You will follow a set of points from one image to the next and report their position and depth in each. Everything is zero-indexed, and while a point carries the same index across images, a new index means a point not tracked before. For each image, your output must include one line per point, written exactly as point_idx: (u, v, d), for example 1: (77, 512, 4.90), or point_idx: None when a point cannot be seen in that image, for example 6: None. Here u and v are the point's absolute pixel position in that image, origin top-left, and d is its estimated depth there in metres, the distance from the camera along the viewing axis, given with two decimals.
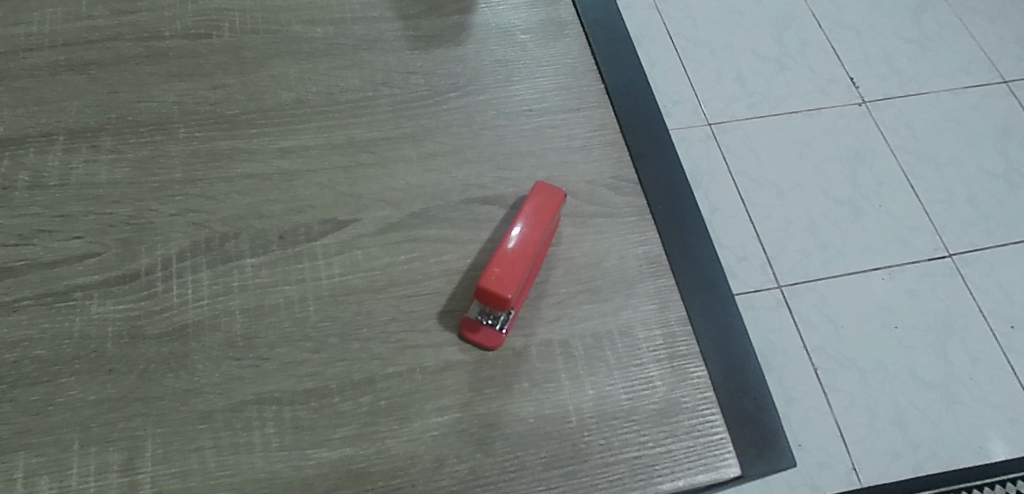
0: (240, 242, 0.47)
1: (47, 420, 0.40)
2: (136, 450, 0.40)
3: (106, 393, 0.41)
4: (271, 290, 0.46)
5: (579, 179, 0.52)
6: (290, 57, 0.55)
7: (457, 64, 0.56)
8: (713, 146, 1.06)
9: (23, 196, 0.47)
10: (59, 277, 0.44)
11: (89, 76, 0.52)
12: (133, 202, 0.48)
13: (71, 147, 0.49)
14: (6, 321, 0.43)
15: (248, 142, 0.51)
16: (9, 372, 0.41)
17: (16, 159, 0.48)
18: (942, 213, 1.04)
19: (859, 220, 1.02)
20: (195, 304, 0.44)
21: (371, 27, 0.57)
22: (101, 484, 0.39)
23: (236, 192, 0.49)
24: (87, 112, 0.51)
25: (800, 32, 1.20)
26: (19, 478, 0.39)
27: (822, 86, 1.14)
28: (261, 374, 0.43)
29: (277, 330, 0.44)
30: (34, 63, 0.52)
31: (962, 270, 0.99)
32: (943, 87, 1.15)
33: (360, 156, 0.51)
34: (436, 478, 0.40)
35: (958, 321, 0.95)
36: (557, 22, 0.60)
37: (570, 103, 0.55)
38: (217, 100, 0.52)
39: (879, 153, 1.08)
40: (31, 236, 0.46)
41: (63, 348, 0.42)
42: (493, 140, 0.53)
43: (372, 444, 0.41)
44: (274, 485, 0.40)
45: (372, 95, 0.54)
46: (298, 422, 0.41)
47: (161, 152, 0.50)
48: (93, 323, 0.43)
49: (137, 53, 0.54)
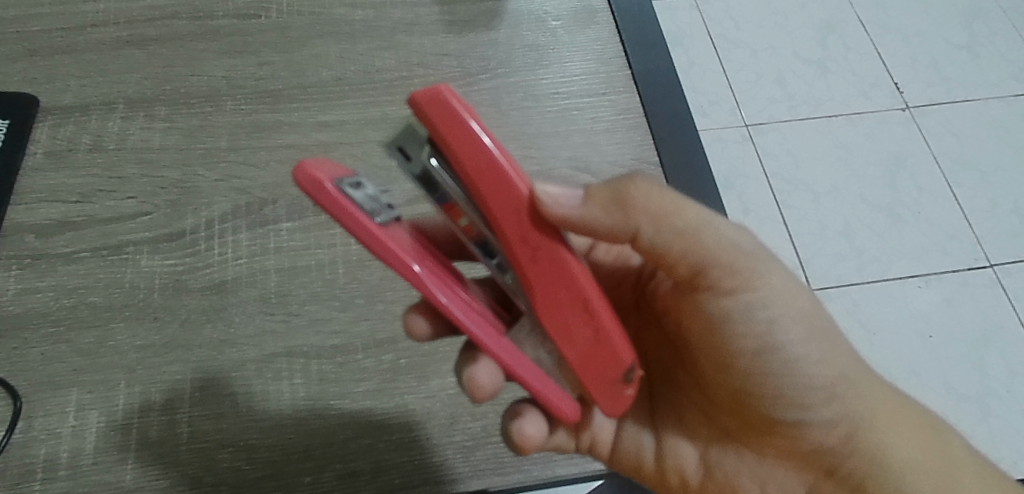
0: (277, 207, 0.50)
1: (98, 361, 0.43)
2: (176, 392, 0.43)
3: (152, 339, 0.44)
4: (304, 252, 0.48)
5: (601, 159, 0.53)
6: (332, 38, 0.58)
7: (489, 48, 0.58)
8: (749, 147, 1.04)
9: (85, 158, 0.51)
10: (114, 233, 0.48)
11: (147, 51, 0.56)
12: (183, 168, 0.51)
13: (129, 115, 0.53)
14: (66, 270, 0.46)
15: (290, 115, 0.54)
16: (67, 315, 0.45)
17: (80, 125, 0.53)
18: (984, 223, 1.01)
19: (897, 225, 0.99)
20: (235, 262, 0.48)
21: (409, 11, 0.60)
22: (144, 421, 0.42)
23: (276, 161, 0.52)
24: (145, 84, 0.55)
25: (844, 34, 1.16)
26: (71, 411, 0.42)
27: (863, 90, 1.11)
28: (292, 328, 0.46)
29: (309, 289, 0.47)
30: (99, 38, 0.57)
31: (1003, 281, 0.96)
32: (992, 94, 1.11)
33: (392, 132, 0.54)
34: (450, 433, 0.43)
35: (997, 333, 0.92)
36: (588, 10, 0.62)
37: (597, 88, 0.57)
38: (263, 76, 0.56)
39: (921, 159, 1.05)
40: (90, 195, 0.50)
41: (115, 297, 0.46)
42: (520, 121, 0.55)
43: (392, 398, 0.44)
44: (300, 431, 0.42)
45: (407, 76, 0.56)
46: (324, 375, 0.44)
47: (209, 123, 0.53)
48: (143, 275, 0.47)
49: (192, 31, 0.58)
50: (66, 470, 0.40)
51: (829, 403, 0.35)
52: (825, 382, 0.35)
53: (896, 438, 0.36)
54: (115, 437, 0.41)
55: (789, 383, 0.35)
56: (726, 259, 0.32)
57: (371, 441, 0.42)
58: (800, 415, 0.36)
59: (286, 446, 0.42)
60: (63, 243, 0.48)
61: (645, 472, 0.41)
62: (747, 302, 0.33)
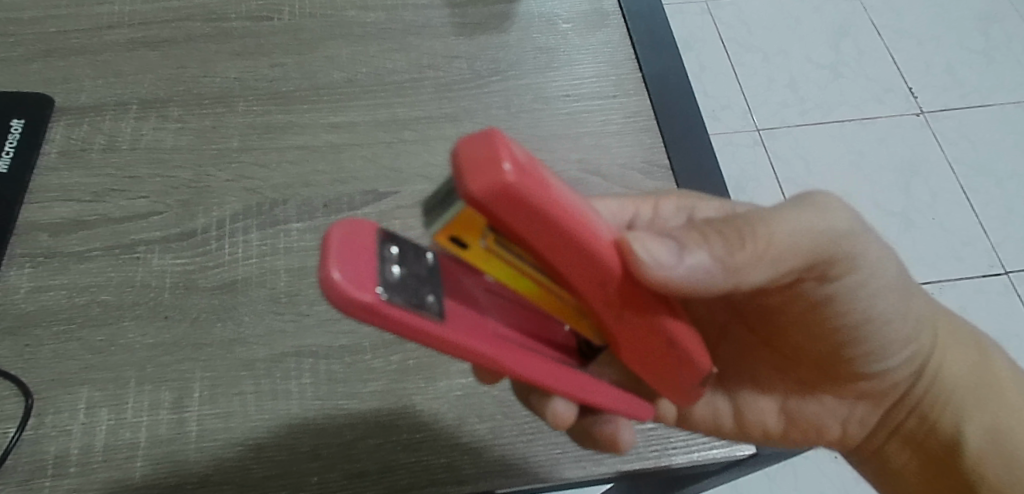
0: (287, 207, 0.50)
1: (108, 359, 0.44)
2: (184, 390, 0.43)
3: (161, 337, 0.45)
4: (314, 252, 0.49)
5: (611, 161, 0.53)
6: (343, 40, 0.58)
7: (499, 50, 0.58)
8: (760, 152, 1.04)
9: (99, 158, 0.52)
10: (126, 232, 0.49)
11: (161, 52, 0.57)
12: (195, 168, 0.52)
13: (142, 116, 0.54)
14: (79, 269, 0.47)
15: (301, 116, 0.54)
16: (79, 313, 0.45)
17: (94, 125, 0.53)
18: (1000, 229, 0.99)
19: (910, 231, 0.98)
20: (245, 262, 0.48)
21: (420, 13, 0.60)
22: (153, 419, 0.42)
23: (287, 162, 0.52)
24: (159, 85, 0.55)
25: (858, 38, 1.15)
26: (81, 408, 0.42)
27: (877, 94, 1.10)
28: (302, 328, 0.46)
29: (318, 289, 0.47)
30: (114, 39, 0.57)
31: (1019, 289, 0.95)
32: (1008, 100, 1.10)
33: (402, 133, 0.54)
34: (457, 435, 0.43)
35: (1013, 342, 0.91)
36: (599, 13, 0.62)
37: (608, 91, 0.57)
38: (275, 78, 0.56)
39: (935, 164, 1.04)
40: (103, 194, 0.50)
41: (126, 295, 0.46)
42: (531, 122, 0.55)
43: (399, 399, 0.44)
44: (307, 431, 0.42)
45: (417, 78, 0.57)
46: (332, 375, 0.44)
47: (221, 124, 0.54)
48: (154, 274, 0.47)
49: (205, 33, 0.58)
50: (75, 467, 0.40)
51: (908, 347, 0.42)
52: (915, 330, 0.42)
53: (957, 360, 0.44)
54: (125, 434, 0.42)
55: (883, 337, 0.40)
56: (840, 248, 0.35)
57: (378, 441, 0.42)
58: (880, 363, 0.42)
59: (293, 446, 0.42)
60: (76, 242, 0.48)
61: (726, 430, 0.45)
62: (857, 281, 0.37)
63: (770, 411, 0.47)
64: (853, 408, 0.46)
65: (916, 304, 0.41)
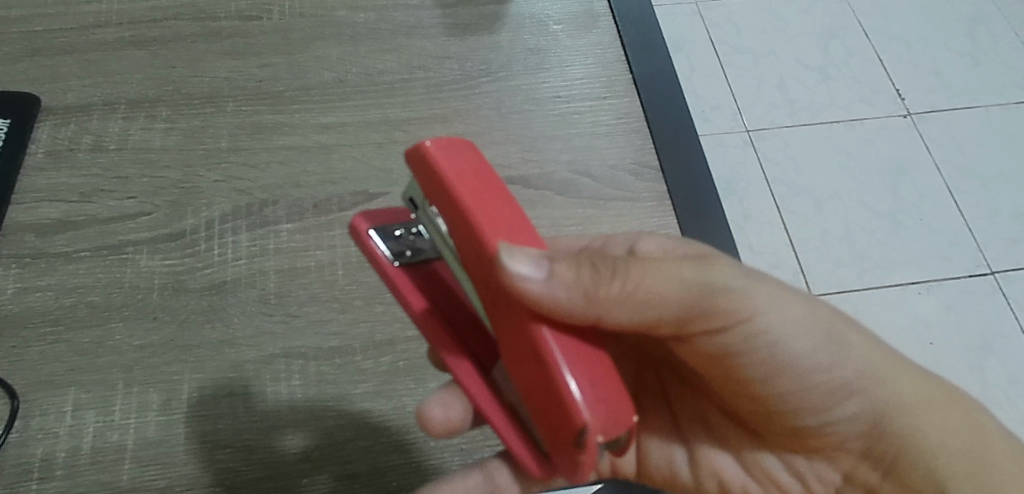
0: (277, 208, 0.50)
1: (95, 360, 0.43)
2: (173, 392, 0.43)
3: (150, 339, 0.44)
4: (304, 253, 0.49)
5: (601, 162, 0.53)
6: (333, 40, 0.58)
7: (490, 51, 0.59)
8: (750, 153, 1.04)
9: (86, 158, 0.51)
10: (114, 233, 0.48)
11: (150, 52, 0.56)
12: (184, 168, 0.51)
13: (130, 116, 0.53)
14: (65, 270, 0.46)
15: (290, 117, 0.54)
16: (65, 314, 0.45)
17: (81, 125, 0.53)
18: (986, 230, 1.00)
19: (897, 232, 0.99)
20: (234, 263, 0.48)
21: (411, 14, 0.60)
22: (141, 421, 0.42)
23: (277, 162, 0.52)
24: (147, 84, 0.55)
25: (846, 40, 1.16)
26: (68, 410, 0.42)
27: (865, 96, 1.11)
28: (292, 329, 0.46)
29: (308, 290, 0.47)
30: (102, 38, 0.57)
31: (1004, 289, 0.96)
32: (994, 102, 1.11)
33: (393, 134, 0.54)
34: (449, 436, 0.43)
35: (998, 342, 0.92)
36: (590, 15, 0.62)
37: (598, 92, 0.57)
38: (264, 78, 0.56)
39: (922, 166, 1.05)
40: (91, 194, 0.50)
41: (114, 296, 0.46)
42: (521, 123, 0.55)
43: (389, 400, 0.44)
44: (297, 433, 0.42)
45: (408, 78, 0.57)
46: (322, 376, 0.44)
47: (210, 124, 0.53)
48: (142, 275, 0.47)
49: (194, 32, 0.58)
50: (62, 469, 0.40)
51: (849, 399, 0.36)
52: (845, 379, 0.35)
53: (934, 422, 0.36)
54: (112, 437, 0.41)
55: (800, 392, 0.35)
56: (716, 298, 0.30)
57: (368, 443, 0.42)
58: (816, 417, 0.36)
59: (283, 448, 0.42)
60: (63, 242, 0.48)
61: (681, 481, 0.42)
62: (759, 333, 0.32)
63: (727, 469, 0.41)
64: (820, 470, 0.39)
65: (850, 354, 0.35)
